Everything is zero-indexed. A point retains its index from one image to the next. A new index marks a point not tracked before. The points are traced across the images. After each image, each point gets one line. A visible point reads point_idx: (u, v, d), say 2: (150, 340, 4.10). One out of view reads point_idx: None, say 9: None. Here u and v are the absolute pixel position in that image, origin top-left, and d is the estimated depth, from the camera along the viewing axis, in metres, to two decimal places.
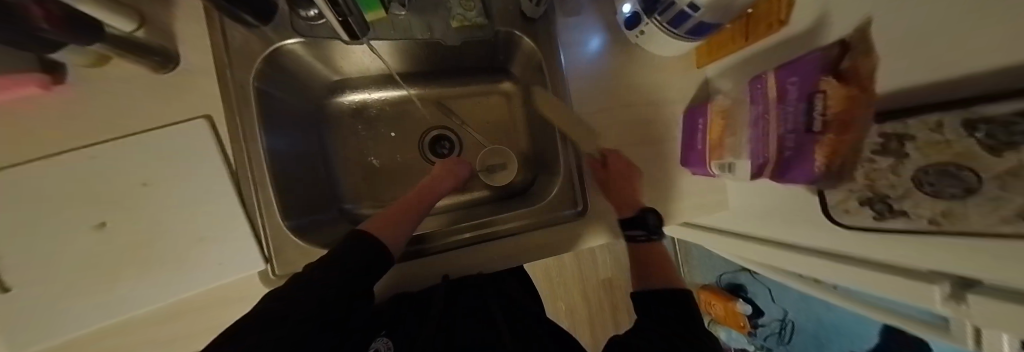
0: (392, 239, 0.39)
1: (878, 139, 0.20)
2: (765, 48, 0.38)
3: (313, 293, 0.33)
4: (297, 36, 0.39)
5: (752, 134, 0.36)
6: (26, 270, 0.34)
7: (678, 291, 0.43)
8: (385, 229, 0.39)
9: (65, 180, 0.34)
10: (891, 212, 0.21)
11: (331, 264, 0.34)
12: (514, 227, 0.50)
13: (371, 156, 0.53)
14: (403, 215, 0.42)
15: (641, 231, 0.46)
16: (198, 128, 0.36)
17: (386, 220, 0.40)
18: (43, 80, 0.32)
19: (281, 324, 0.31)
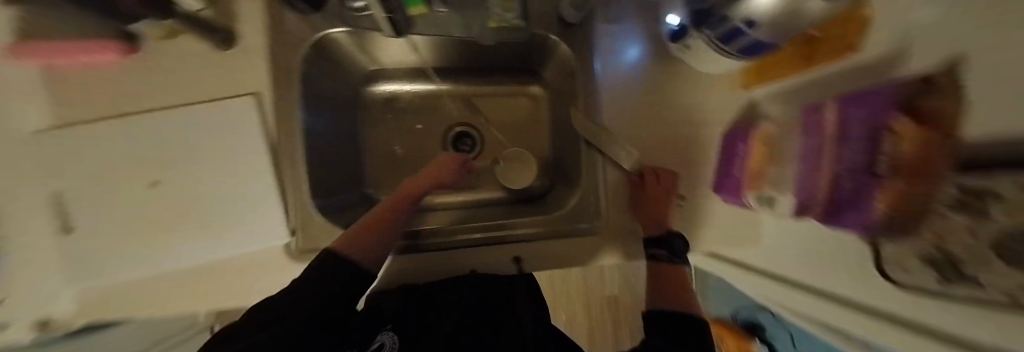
0: (370, 253, 0.38)
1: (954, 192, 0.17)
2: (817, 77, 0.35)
3: (307, 299, 0.32)
4: (343, 25, 0.40)
5: (801, 168, 0.33)
6: (90, 215, 0.38)
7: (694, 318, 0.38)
8: (361, 244, 0.37)
9: (128, 139, 0.38)
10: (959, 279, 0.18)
11: (324, 265, 0.35)
12: (525, 235, 0.49)
13: (396, 145, 0.54)
14: (381, 223, 0.40)
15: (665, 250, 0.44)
16: (246, 103, 0.38)
17: (360, 235, 0.38)
18: (120, 47, 0.36)
19: (280, 324, 0.30)
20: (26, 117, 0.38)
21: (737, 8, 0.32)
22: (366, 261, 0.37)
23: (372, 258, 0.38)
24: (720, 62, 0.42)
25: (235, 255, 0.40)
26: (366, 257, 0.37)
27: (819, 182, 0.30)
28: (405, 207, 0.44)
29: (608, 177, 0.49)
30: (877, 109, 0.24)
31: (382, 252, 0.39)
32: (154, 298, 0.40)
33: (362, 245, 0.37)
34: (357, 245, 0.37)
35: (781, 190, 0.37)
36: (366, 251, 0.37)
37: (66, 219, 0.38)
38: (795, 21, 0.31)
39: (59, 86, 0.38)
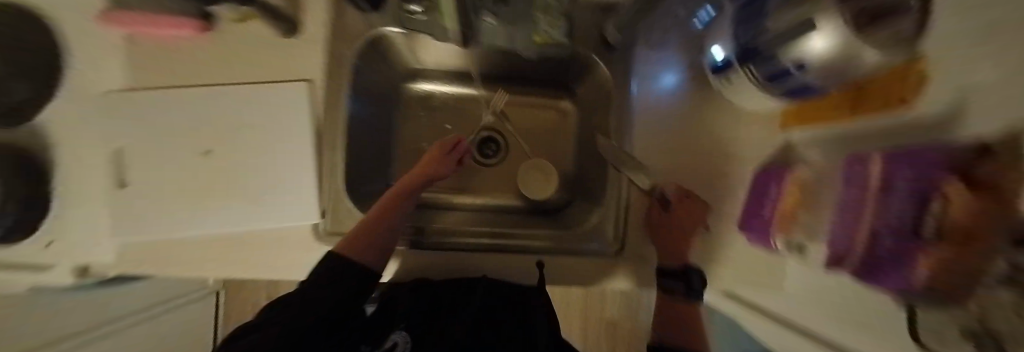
0: (372, 253, 0.38)
1: None
2: (864, 127, 0.35)
3: (314, 299, 0.34)
4: (399, 26, 0.43)
5: (837, 218, 0.33)
6: (143, 174, 0.41)
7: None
8: (363, 244, 0.37)
9: (189, 108, 0.40)
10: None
11: (328, 267, 0.35)
12: (535, 246, 0.49)
13: (425, 142, 0.56)
14: (379, 223, 0.39)
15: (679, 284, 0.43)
16: (299, 88, 0.41)
17: (361, 235, 0.38)
18: (198, 25, 0.39)
19: (290, 317, 0.32)
20: (104, 79, 0.41)
21: (788, 51, 0.31)
22: (369, 261, 0.37)
23: (374, 257, 0.38)
24: (762, 101, 0.42)
25: (265, 229, 0.41)
26: (368, 258, 0.37)
27: (857, 235, 0.30)
28: (405, 203, 0.43)
29: (631, 199, 0.49)
30: (926, 170, 0.22)
31: (385, 252, 0.39)
32: (185, 261, 0.42)
33: (363, 246, 0.37)
34: (358, 247, 0.37)
35: (813, 238, 0.36)
36: (368, 252, 0.38)
37: (121, 174, 0.41)
38: (850, 70, 0.29)
39: (135, 54, 0.41)
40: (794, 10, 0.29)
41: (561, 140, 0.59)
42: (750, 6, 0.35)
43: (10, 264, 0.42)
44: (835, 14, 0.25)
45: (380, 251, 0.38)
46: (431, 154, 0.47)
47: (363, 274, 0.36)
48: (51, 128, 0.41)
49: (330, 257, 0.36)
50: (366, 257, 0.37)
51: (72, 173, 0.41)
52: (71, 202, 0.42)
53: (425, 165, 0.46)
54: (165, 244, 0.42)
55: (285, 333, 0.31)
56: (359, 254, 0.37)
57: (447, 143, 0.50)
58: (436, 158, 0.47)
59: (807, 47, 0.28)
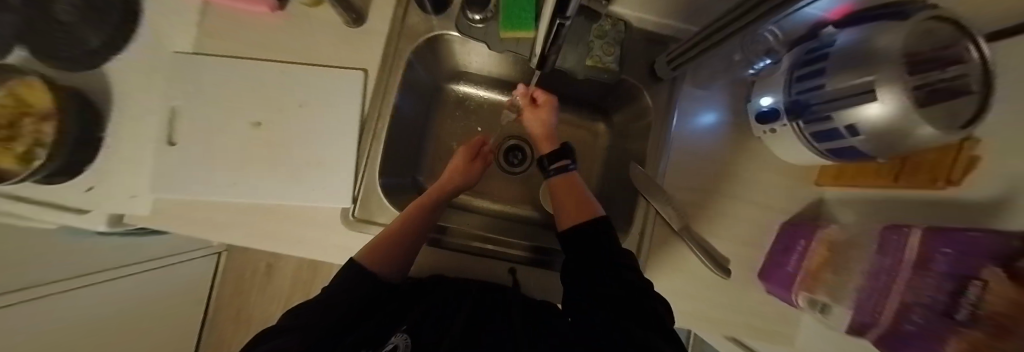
0: (392, 263, 0.38)
1: None
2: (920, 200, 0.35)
3: (332, 305, 0.32)
4: (457, 31, 0.44)
5: (869, 285, 0.33)
6: (190, 135, 0.42)
7: (584, 224, 0.37)
8: (386, 253, 0.37)
9: (247, 80, 0.42)
10: None
11: (350, 272, 0.35)
12: (515, 257, 0.50)
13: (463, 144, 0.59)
14: (405, 232, 0.39)
15: (553, 165, 0.46)
16: (356, 77, 0.42)
17: (384, 244, 0.37)
18: (272, 5, 0.41)
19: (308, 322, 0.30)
20: (171, 40, 0.43)
21: (844, 114, 0.31)
22: (389, 273, 0.38)
23: (393, 267, 0.38)
24: (804, 156, 0.43)
25: (299, 207, 0.43)
26: (389, 267, 0.37)
27: (889, 305, 0.30)
28: (428, 212, 0.43)
29: (656, 230, 0.49)
30: (975, 254, 0.23)
31: (404, 261, 0.39)
32: (218, 225, 0.43)
33: (384, 254, 0.37)
34: (381, 255, 0.37)
35: (837, 300, 0.36)
36: (389, 261, 0.38)
37: (170, 133, 0.42)
38: (905, 143, 0.29)
39: (204, 21, 0.43)
40: (851, 76, 0.29)
41: (583, 161, 0.60)
42: (809, 62, 0.35)
43: (48, 203, 0.43)
44: (897, 86, 0.25)
45: (400, 260, 0.38)
46: (456, 163, 0.48)
47: (380, 281, 0.36)
48: (114, 79, 0.43)
49: (351, 263, 0.36)
50: (386, 269, 0.37)
51: (127, 125, 0.43)
52: (122, 152, 0.43)
53: (451, 176, 0.47)
54: (200, 207, 0.43)
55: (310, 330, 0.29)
56: (381, 265, 0.37)
57: (472, 149, 0.50)
58: (462, 166, 0.48)
59: (865, 112, 0.28)
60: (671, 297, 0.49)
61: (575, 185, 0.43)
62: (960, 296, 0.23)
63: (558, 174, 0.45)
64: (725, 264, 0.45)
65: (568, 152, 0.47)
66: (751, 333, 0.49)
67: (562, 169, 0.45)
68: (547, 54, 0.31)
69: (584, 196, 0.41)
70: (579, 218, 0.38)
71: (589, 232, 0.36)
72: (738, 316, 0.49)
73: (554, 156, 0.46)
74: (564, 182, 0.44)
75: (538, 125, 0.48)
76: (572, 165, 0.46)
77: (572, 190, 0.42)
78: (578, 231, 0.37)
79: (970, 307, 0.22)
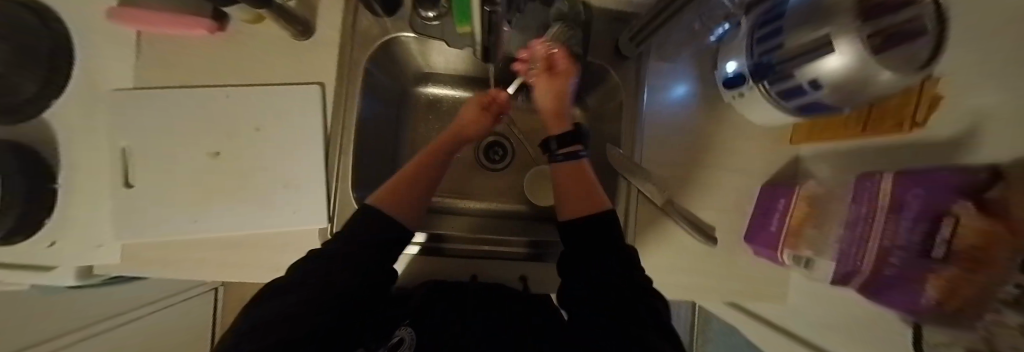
0: (409, 213, 0.34)
1: (1014, 290, 0.17)
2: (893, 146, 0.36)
3: (334, 281, 0.26)
4: (412, 31, 0.43)
5: (847, 235, 0.33)
6: (148, 174, 0.40)
7: (596, 218, 0.35)
8: (400, 200, 0.34)
9: (198, 108, 0.40)
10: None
11: (344, 245, 0.29)
12: (514, 254, 0.50)
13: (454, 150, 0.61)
14: (417, 178, 0.36)
15: (568, 146, 0.41)
16: (313, 91, 0.41)
17: (395, 193, 0.34)
18: (210, 26, 0.39)
19: (303, 293, 0.25)
20: (111, 77, 0.41)
21: (803, 71, 0.31)
22: (407, 218, 0.34)
23: (410, 215, 0.34)
24: (774, 116, 0.43)
25: (275, 232, 0.41)
26: (406, 216, 0.34)
27: (867, 252, 0.30)
28: (438, 163, 0.40)
29: (641, 208, 0.48)
30: (944, 192, 0.23)
31: (419, 212, 0.35)
32: (194, 263, 0.41)
33: (399, 201, 0.34)
34: (395, 203, 0.33)
35: (820, 253, 0.37)
36: (405, 210, 0.34)
37: (126, 174, 0.40)
38: (863, 92, 0.29)
39: (141, 52, 0.40)
40: (807, 32, 0.29)
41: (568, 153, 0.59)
42: (767, 22, 0.35)
43: (13, 263, 0.42)
44: (853, 36, 0.25)
45: (417, 208, 0.35)
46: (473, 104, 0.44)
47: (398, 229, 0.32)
48: (56, 127, 0.40)
49: (364, 209, 0.32)
50: (402, 209, 0.34)
51: (77, 173, 0.41)
52: (78, 202, 0.41)
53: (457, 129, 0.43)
54: (171, 246, 0.41)
55: (311, 302, 0.25)
56: (396, 206, 0.33)
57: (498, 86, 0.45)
58: (475, 117, 0.44)
59: (824, 66, 0.28)
60: (665, 272, 0.49)
61: (586, 175, 0.40)
62: (934, 234, 0.23)
63: (568, 160, 0.41)
64: (711, 233, 0.47)
65: (580, 136, 0.43)
66: (746, 296, 0.49)
67: (573, 155, 0.41)
68: (489, 45, 0.30)
69: (592, 186, 0.38)
70: (587, 211, 0.36)
71: (594, 224, 0.35)
72: (732, 282, 0.50)
73: (565, 140, 0.42)
74: (572, 170, 0.40)
75: (550, 99, 0.44)
76: (583, 151, 0.42)
77: (584, 181, 0.39)
78: (584, 223, 0.35)
79: (942, 244, 0.23)
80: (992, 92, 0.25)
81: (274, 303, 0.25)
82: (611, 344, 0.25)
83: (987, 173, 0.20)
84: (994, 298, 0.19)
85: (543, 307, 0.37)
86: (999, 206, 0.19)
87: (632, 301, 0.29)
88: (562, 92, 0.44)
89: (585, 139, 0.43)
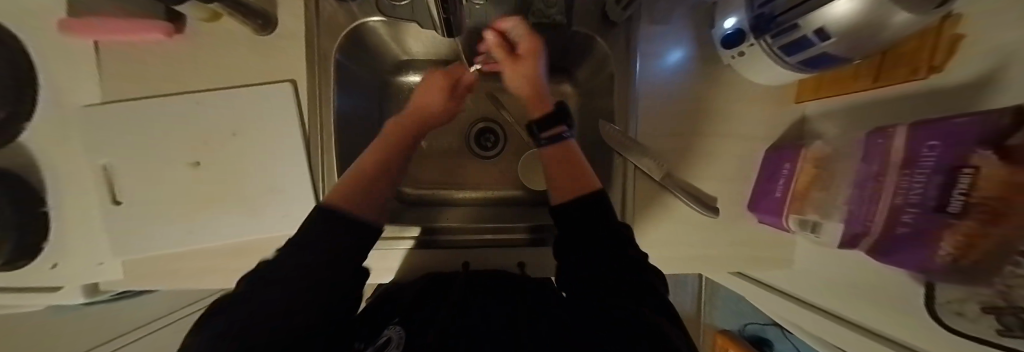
0: (371, 206, 0.30)
1: None
2: (908, 96, 0.33)
3: (325, 273, 0.23)
4: (380, 14, 0.40)
5: (856, 195, 0.32)
6: (135, 190, 0.40)
7: (585, 198, 0.33)
8: (361, 193, 0.30)
9: (169, 119, 0.39)
10: None
11: (323, 230, 0.25)
12: (513, 242, 0.49)
13: (442, 139, 0.59)
14: (377, 171, 0.33)
15: (552, 128, 0.38)
16: (284, 89, 0.39)
17: (350, 188, 0.30)
18: (167, 29, 0.37)
19: (295, 284, 0.22)
20: (74, 93, 0.39)
21: (807, 21, 0.28)
22: (369, 213, 0.29)
23: (373, 207, 0.30)
24: (778, 74, 0.40)
25: (272, 237, 0.41)
26: (369, 208, 0.29)
27: (878, 211, 0.29)
28: (399, 153, 0.37)
29: (638, 184, 0.47)
30: (960, 141, 0.21)
31: (385, 205, 0.32)
32: (197, 274, 0.42)
33: (359, 194, 0.30)
34: (354, 195, 0.29)
35: (828, 216, 0.35)
36: (366, 202, 0.30)
37: (113, 191, 0.40)
38: (875, 37, 0.26)
39: (102, 64, 0.38)
40: None
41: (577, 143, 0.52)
42: None
43: (25, 286, 0.43)
44: None
45: (380, 200, 0.31)
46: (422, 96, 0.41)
47: (362, 221, 0.27)
48: (35, 149, 0.39)
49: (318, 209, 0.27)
50: (363, 203, 0.29)
51: (65, 193, 0.40)
52: (72, 223, 0.41)
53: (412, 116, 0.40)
54: (171, 259, 0.42)
55: (312, 300, 0.22)
56: (357, 201, 0.29)
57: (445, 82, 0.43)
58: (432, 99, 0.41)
59: (829, 13, 0.26)
60: (668, 245, 0.48)
61: (574, 155, 0.38)
62: (952, 187, 0.21)
63: (552, 144, 0.38)
64: (712, 203, 0.44)
65: (563, 115, 0.40)
66: (750, 264, 0.48)
67: (558, 137, 0.38)
68: (449, 14, 0.27)
69: (581, 168, 0.36)
70: (576, 193, 0.34)
71: (589, 207, 0.33)
72: (738, 251, 0.49)
73: (545, 123, 0.39)
74: (559, 152, 0.38)
75: (525, 82, 0.40)
76: (568, 132, 0.39)
77: (571, 162, 0.37)
78: (576, 203, 0.33)
79: (960, 196, 0.21)
80: (1017, 24, 0.22)
81: (256, 298, 0.21)
82: (615, 348, 0.21)
83: (1014, 117, 0.18)
84: (1017, 252, 0.18)
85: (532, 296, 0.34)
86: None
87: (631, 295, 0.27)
88: (533, 71, 0.40)
89: (568, 119, 0.40)
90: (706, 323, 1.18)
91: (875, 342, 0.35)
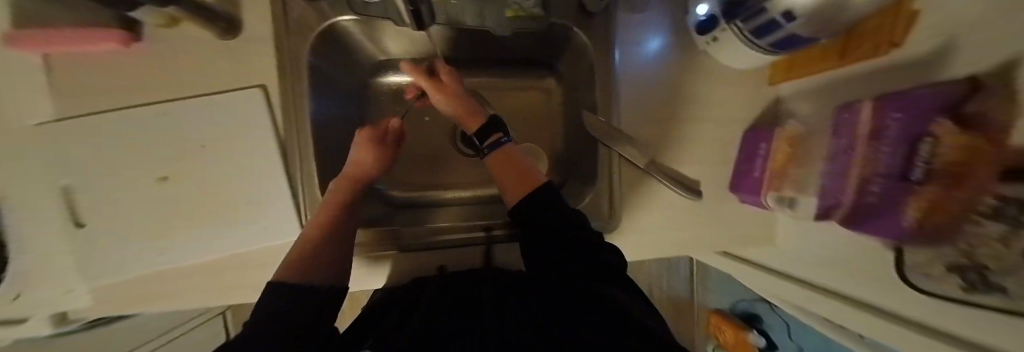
0: (327, 267, 0.31)
1: (999, 201, 0.17)
2: (871, 72, 0.34)
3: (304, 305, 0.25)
4: (351, 13, 0.39)
5: (830, 169, 0.33)
6: (99, 210, 0.37)
7: (529, 198, 0.37)
8: (307, 264, 0.29)
9: (131, 133, 0.36)
10: (988, 282, 0.20)
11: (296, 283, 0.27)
12: (496, 238, 0.48)
13: (428, 140, 0.57)
14: (326, 231, 0.34)
15: (491, 136, 0.42)
16: (254, 95, 0.37)
17: (300, 258, 0.30)
18: (122, 37, 0.35)
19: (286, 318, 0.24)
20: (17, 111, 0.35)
21: (774, 2, 0.29)
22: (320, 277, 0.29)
23: (331, 267, 0.31)
24: (751, 57, 0.41)
25: (255, 250, 0.40)
26: (327, 269, 0.30)
27: (848, 183, 0.30)
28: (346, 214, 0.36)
29: (623, 172, 0.47)
30: (930, 111, 0.22)
31: (342, 260, 0.33)
32: (179, 294, 0.40)
33: (312, 260, 0.30)
34: (302, 267, 0.29)
35: (805, 191, 0.36)
36: (322, 265, 0.30)
37: (73, 214, 0.37)
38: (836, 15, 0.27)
39: (50, 78, 0.36)
40: None
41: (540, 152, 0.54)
42: None
43: None
44: None
45: (336, 256, 0.32)
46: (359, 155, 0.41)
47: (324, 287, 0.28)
48: None
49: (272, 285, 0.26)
50: (311, 273, 0.29)
51: (15, 220, 0.37)
52: (26, 252, 0.38)
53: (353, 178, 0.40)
54: (144, 281, 0.39)
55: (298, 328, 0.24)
56: (305, 272, 0.28)
57: (375, 134, 0.43)
58: (367, 157, 0.41)
59: None
60: (656, 231, 0.49)
61: (515, 158, 0.41)
62: (917, 157, 0.23)
63: (494, 149, 0.42)
64: (695, 187, 0.48)
65: (497, 124, 0.44)
66: (735, 243, 0.50)
67: (497, 143, 0.42)
68: None
69: (524, 166, 0.40)
70: (524, 191, 0.38)
71: (538, 198, 0.37)
72: (722, 232, 0.50)
73: (485, 133, 0.43)
74: (501, 158, 0.41)
75: (453, 103, 0.44)
76: (506, 137, 0.43)
77: (513, 163, 0.40)
78: (528, 201, 0.37)
79: (924, 164, 0.22)
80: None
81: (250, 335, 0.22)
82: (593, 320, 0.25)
83: None
84: (979, 214, 0.19)
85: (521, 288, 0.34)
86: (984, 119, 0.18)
87: (604, 282, 0.32)
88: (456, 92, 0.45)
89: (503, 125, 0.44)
90: (700, 304, 1.22)
91: (832, 298, 0.39)
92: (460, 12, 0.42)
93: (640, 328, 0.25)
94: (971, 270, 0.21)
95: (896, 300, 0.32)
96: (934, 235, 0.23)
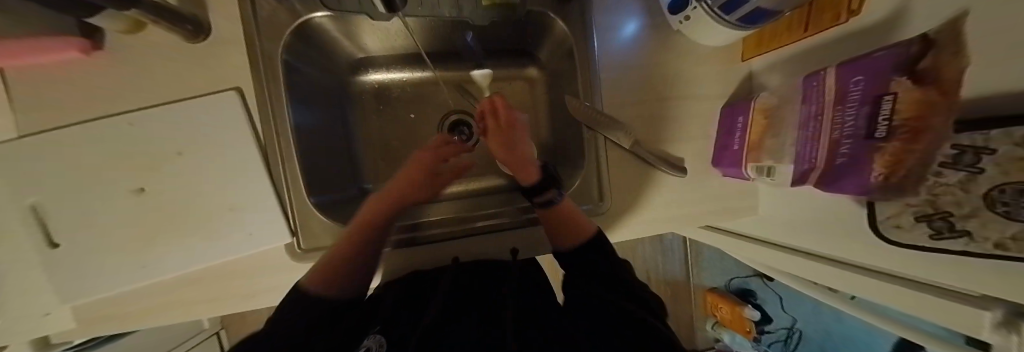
0: (350, 284, 0.36)
1: (954, 150, 0.19)
2: (827, 41, 0.36)
3: (324, 300, 0.33)
4: (325, 9, 0.39)
5: (801, 135, 0.34)
6: (71, 228, 0.36)
7: (578, 249, 0.39)
8: (334, 276, 0.35)
9: (99, 144, 0.35)
10: (951, 230, 0.23)
11: (320, 284, 0.35)
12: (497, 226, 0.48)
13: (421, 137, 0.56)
14: (352, 254, 0.37)
15: (547, 194, 0.40)
16: (230, 98, 0.36)
17: (336, 262, 0.36)
18: (82, 45, 0.34)
19: (311, 306, 0.32)
20: None
21: None
22: (339, 292, 0.35)
23: (348, 285, 0.36)
24: (723, 34, 0.42)
25: (244, 256, 0.40)
26: (344, 287, 0.36)
27: (818, 145, 0.31)
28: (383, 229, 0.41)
29: (610, 155, 0.48)
30: (882, 73, 0.23)
31: (356, 282, 0.37)
32: (170, 305, 0.40)
33: (337, 276, 0.35)
34: (331, 277, 0.35)
35: (779, 160, 0.38)
36: (343, 282, 0.36)
37: (45, 233, 0.36)
38: None
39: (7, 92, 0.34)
40: None
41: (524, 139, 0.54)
42: None
43: None
44: None
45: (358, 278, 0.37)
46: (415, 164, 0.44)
47: (342, 297, 0.35)
48: None
49: (295, 290, 0.34)
50: (334, 287, 0.35)
51: None
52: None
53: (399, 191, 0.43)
54: (133, 294, 0.39)
55: (317, 316, 0.32)
56: (329, 285, 0.35)
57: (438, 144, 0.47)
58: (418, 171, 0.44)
59: None
60: (645, 210, 0.50)
61: (572, 214, 0.40)
62: (877, 115, 0.23)
63: (545, 208, 0.41)
64: (678, 163, 0.49)
65: (552, 180, 0.42)
66: (721, 217, 0.51)
67: (548, 202, 0.40)
68: None
69: (577, 219, 0.40)
70: (572, 243, 0.40)
71: (584, 251, 0.39)
72: (708, 207, 0.51)
73: (536, 190, 0.41)
74: (551, 215, 0.40)
75: (507, 157, 0.43)
76: (558, 195, 0.40)
77: (564, 221, 0.40)
78: (574, 252, 0.39)
79: (885, 122, 0.22)
80: None
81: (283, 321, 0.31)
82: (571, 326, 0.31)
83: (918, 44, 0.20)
84: (936, 163, 0.20)
85: (527, 295, 0.38)
86: (930, 77, 0.19)
87: (611, 290, 0.36)
88: (507, 145, 0.43)
89: (557, 181, 0.42)
90: (695, 284, 1.24)
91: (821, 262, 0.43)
92: (437, 4, 0.43)
93: (640, 329, 0.29)
94: (934, 218, 0.23)
95: (876, 260, 0.35)
96: (887, 192, 0.25)
